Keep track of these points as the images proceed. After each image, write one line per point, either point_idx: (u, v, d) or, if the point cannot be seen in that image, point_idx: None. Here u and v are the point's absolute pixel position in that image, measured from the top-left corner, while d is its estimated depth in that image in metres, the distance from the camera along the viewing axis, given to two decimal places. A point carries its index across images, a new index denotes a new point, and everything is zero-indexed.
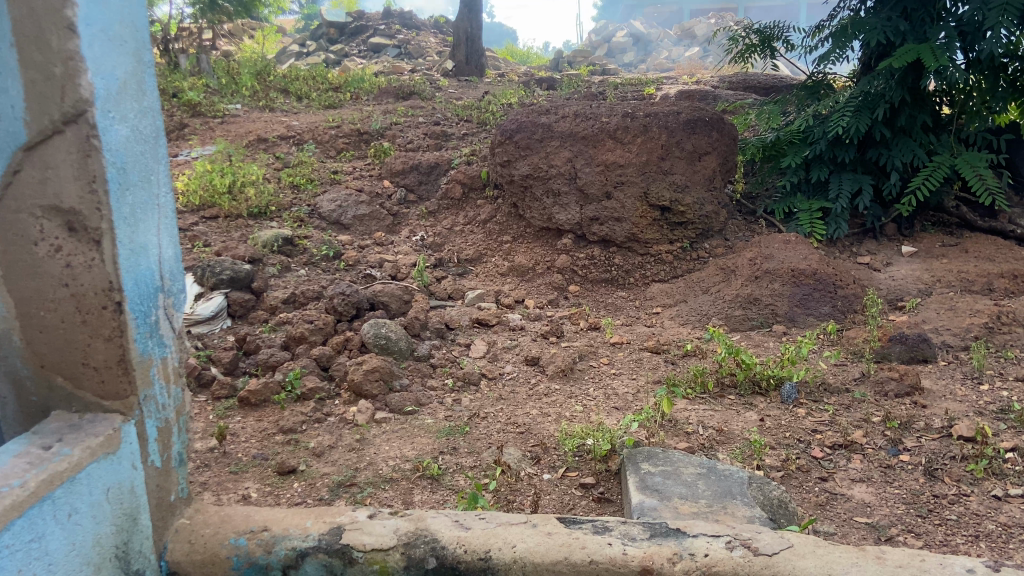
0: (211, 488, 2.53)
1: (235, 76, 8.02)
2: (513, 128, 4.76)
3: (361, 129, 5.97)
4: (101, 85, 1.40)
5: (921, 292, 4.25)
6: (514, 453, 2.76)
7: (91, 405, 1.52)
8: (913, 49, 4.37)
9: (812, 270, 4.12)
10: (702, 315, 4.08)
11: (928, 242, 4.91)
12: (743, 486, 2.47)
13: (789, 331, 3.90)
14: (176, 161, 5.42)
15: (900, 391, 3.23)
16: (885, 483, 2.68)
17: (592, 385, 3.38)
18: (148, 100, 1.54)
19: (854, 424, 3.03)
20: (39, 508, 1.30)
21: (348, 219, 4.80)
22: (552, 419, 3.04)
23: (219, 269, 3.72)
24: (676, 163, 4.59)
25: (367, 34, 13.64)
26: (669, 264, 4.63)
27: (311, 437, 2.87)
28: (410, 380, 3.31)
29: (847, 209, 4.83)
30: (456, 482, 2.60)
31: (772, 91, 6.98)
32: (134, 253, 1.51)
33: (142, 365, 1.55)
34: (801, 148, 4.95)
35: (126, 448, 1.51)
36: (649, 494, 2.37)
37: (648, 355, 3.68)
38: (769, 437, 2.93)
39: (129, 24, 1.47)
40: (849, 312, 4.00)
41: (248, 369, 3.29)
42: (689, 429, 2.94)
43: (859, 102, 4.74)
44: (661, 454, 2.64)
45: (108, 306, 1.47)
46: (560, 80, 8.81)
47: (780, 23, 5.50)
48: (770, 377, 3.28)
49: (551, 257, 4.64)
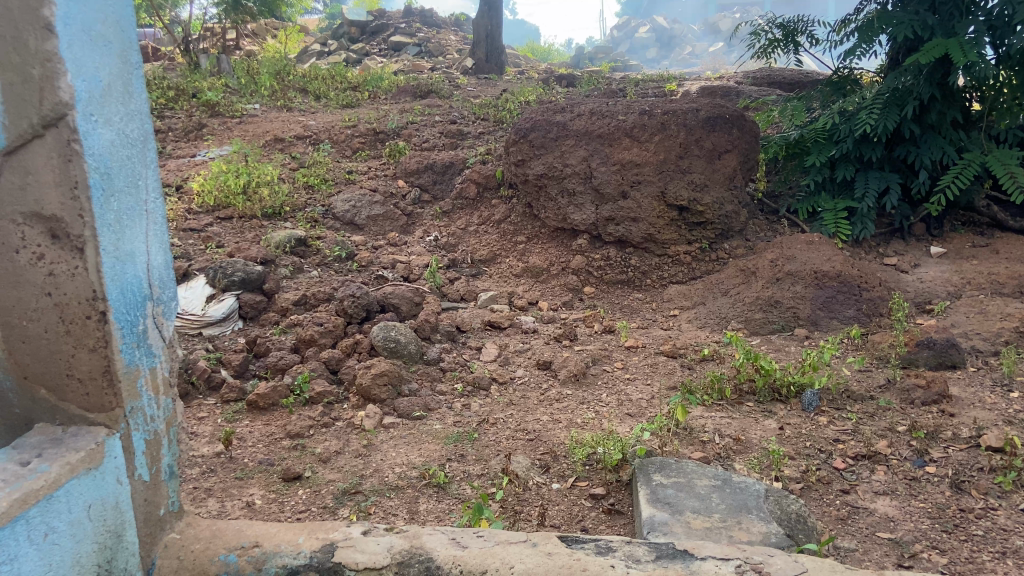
0: (215, 494, 2.49)
1: (254, 76, 8.03)
2: (528, 127, 4.70)
3: (377, 128, 5.94)
4: (82, 87, 1.35)
5: (950, 295, 4.12)
6: (523, 461, 2.69)
7: (76, 417, 1.48)
8: (940, 45, 4.24)
9: (836, 272, 4.00)
10: (721, 318, 3.99)
11: (957, 242, 4.75)
12: (760, 499, 2.38)
13: (811, 335, 3.79)
14: (192, 162, 5.42)
15: (927, 398, 3.12)
16: (909, 496, 2.57)
17: (605, 390, 3.30)
18: (134, 102, 1.49)
19: (878, 434, 2.92)
20: (12, 529, 1.25)
21: (362, 219, 4.76)
22: (563, 425, 2.97)
23: (230, 271, 3.69)
24: (695, 162, 4.48)
25: (387, 33, 13.62)
26: (687, 265, 4.54)
27: (318, 442, 2.83)
28: (419, 385, 3.25)
29: (873, 208, 4.70)
30: (463, 491, 2.54)
31: (796, 87, 6.82)
32: (120, 261, 1.46)
33: (129, 377, 1.50)
34: (826, 146, 4.81)
35: (109, 464, 1.46)
36: (660, 507, 2.29)
37: (664, 360, 3.59)
38: (788, 447, 2.84)
39: (114, 23, 1.42)
40: (875, 316, 3.88)
41: (257, 372, 3.26)
42: (704, 437, 2.87)
43: (886, 99, 4.60)
44: (674, 464, 2.57)
45: (93, 316, 1.43)
46: (580, 77, 8.72)
47: (804, 17, 5.36)
48: (790, 384, 3.18)
49: (566, 258, 4.56)
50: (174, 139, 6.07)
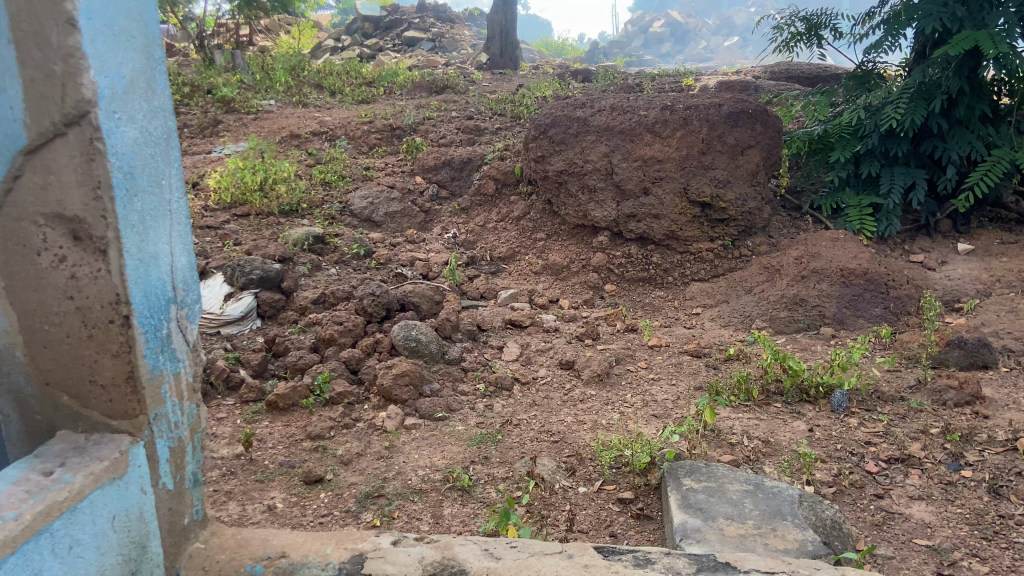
0: (236, 497, 2.46)
1: (269, 72, 8.01)
2: (548, 122, 4.64)
3: (394, 124, 5.90)
4: (105, 84, 1.31)
5: (980, 293, 4.02)
6: (549, 464, 2.64)
7: (98, 425, 1.44)
8: (970, 36, 4.14)
9: (863, 269, 3.91)
10: (745, 317, 3.92)
11: (985, 238, 4.64)
12: (794, 505, 2.31)
13: (837, 334, 3.71)
14: (209, 158, 5.40)
15: (959, 399, 3.04)
16: (945, 501, 2.50)
17: (630, 391, 3.24)
18: (158, 98, 1.45)
19: (911, 436, 2.85)
20: (36, 542, 1.20)
21: (380, 216, 4.73)
22: (588, 427, 2.91)
23: (248, 269, 3.65)
24: (717, 157, 4.40)
25: (401, 27, 13.57)
26: (710, 262, 4.46)
27: (339, 444, 2.79)
28: (440, 384, 3.20)
29: (899, 205, 4.61)
30: (487, 495, 2.49)
31: (816, 82, 6.73)
32: (144, 262, 1.41)
33: (152, 382, 1.46)
34: (850, 142, 4.71)
35: (134, 473, 1.42)
36: (692, 513, 2.23)
37: (688, 359, 3.53)
38: (819, 449, 2.77)
39: (137, 18, 1.37)
40: (903, 314, 3.80)
41: (277, 371, 3.22)
42: (733, 439, 2.80)
43: (913, 93, 4.50)
44: (704, 468, 2.50)
45: (116, 320, 1.38)
46: (596, 72, 8.66)
47: (828, 9, 5.26)
48: (818, 384, 3.11)
49: (587, 256, 4.50)
50: (191, 136, 6.06)
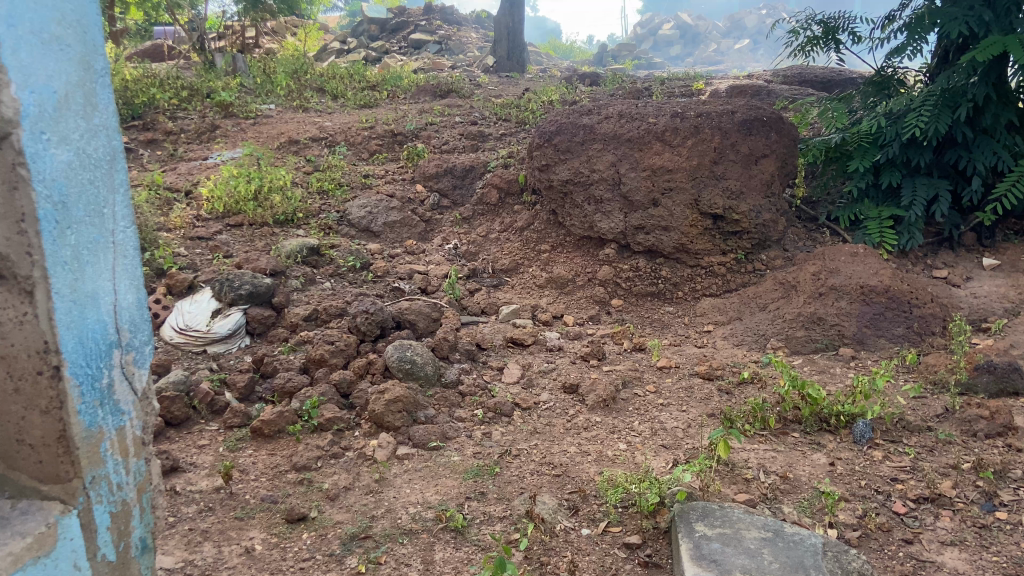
0: (212, 538, 2.27)
1: (270, 75, 7.86)
2: (552, 130, 4.47)
3: (395, 130, 5.73)
4: (30, 100, 1.23)
5: (1007, 312, 3.81)
6: (549, 502, 2.45)
7: (27, 490, 1.41)
8: (998, 42, 3.92)
9: (884, 287, 3.69)
10: (760, 335, 3.72)
11: (1012, 252, 4.42)
12: (817, 556, 2.12)
13: (858, 355, 3.51)
14: (204, 165, 5.25)
15: (990, 431, 2.84)
16: (980, 548, 2.29)
17: (637, 417, 3.05)
18: (98, 115, 1.39)
19: (940, 472, 2.65)
20: None
21: (379, 226, 4.55)
22: (592, 459, 2.72)
23: (237, 284, 3.49)
24: (730, 167, 4.20)
25: (407, 30, 13.41)
26: (722, 277, 4.26)
27: (326, 476, 2.61)
28: (436, 410, 3.02)
29: (921, 217, 4.39)
30: (483, 538, 2.31)
31: (830, 87, 6.54)
32: (78, 304, 1.36)
33: (88, 442, 1.43)
34: (870, 151, 4.49)
35: (64, 548, 1.38)
36: (706, 566, 2.05)
37: (700, 382, 3.33)
38: (841, 486, 2.58)
39: (73, 25, 1.31)
40: (927, 335, 3.59)
41: (264, 395, 3.04)
42: (748, 474, 2.61)
43: (937, 101, 4.29)
44: (719, 511, 2.31)
45: (44, 372, 1.33)
46: (604, 76, 8.45)
47: (845, 12, 5.05)
48: (839, 413, 2.91)
49: (592, 269, 4.31)
50: (187, 141, 5.91)
